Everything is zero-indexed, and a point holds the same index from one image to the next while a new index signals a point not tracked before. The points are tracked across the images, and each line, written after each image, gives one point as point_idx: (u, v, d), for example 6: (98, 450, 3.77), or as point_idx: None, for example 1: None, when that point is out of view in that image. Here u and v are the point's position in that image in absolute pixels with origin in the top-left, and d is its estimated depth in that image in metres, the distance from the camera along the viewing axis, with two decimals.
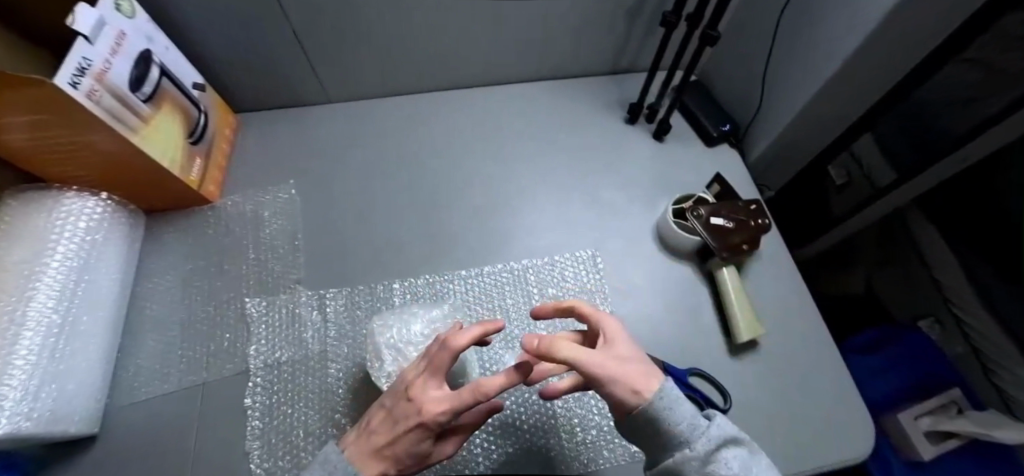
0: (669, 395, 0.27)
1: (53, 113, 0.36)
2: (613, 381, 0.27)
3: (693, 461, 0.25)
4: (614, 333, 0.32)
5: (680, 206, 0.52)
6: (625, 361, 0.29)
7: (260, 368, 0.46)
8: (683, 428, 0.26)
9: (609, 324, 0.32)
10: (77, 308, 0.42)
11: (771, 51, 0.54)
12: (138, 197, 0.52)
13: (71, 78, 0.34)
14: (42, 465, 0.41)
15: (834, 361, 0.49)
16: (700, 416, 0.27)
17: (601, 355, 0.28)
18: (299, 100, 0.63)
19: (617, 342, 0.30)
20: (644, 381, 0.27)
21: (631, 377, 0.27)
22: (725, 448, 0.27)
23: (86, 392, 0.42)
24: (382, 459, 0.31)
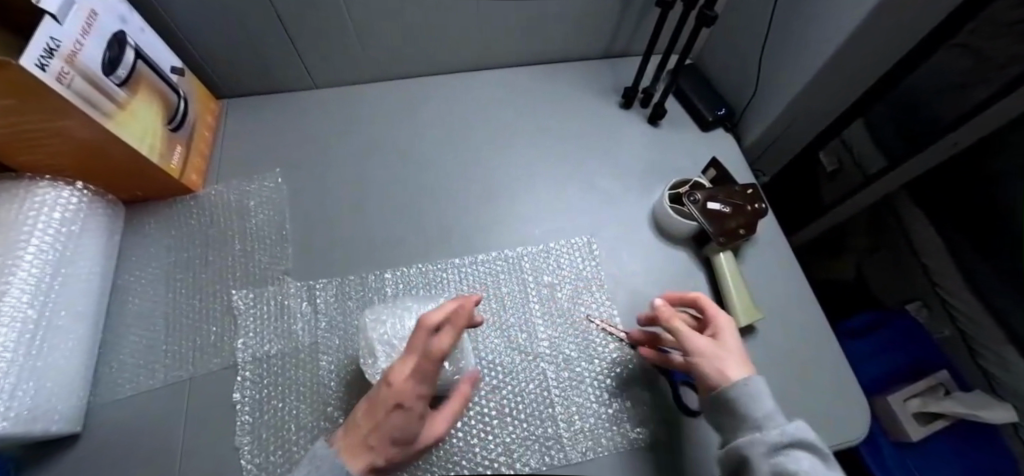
0: (755, 387, 0.31)
1: (20, 98, 0.33)
2: (705, 362, 0.34)
3: (760, 445, 0.28)
4: (726, 330, 0.36)
5: (676, 192, 0.51)
6: (729, 355, 0.34)
7: (248, 362, 0.44)
8: (759, 416, 0.30)
9: (724, 321, 0.37)
10: (53, 304, 0.40)
11: (765, 34, 0.53)
12: (116, 186, 0.49)
13: (38, 60, 0.32)
14: (21, 464, 0.40)
15: (828, 345, 0.49)
16: (775, 415, 0.30)
17: (706, 343, 0.35)
18: (283, 85, 0.61)
19: (724, 337, 0.36)
20: (736, 371, 0.33)
21: (724, 366, 0.33)
22: (798, 450, 0.28)
23: (65, 390, 0.40)
24: (365, 453, 0.31)
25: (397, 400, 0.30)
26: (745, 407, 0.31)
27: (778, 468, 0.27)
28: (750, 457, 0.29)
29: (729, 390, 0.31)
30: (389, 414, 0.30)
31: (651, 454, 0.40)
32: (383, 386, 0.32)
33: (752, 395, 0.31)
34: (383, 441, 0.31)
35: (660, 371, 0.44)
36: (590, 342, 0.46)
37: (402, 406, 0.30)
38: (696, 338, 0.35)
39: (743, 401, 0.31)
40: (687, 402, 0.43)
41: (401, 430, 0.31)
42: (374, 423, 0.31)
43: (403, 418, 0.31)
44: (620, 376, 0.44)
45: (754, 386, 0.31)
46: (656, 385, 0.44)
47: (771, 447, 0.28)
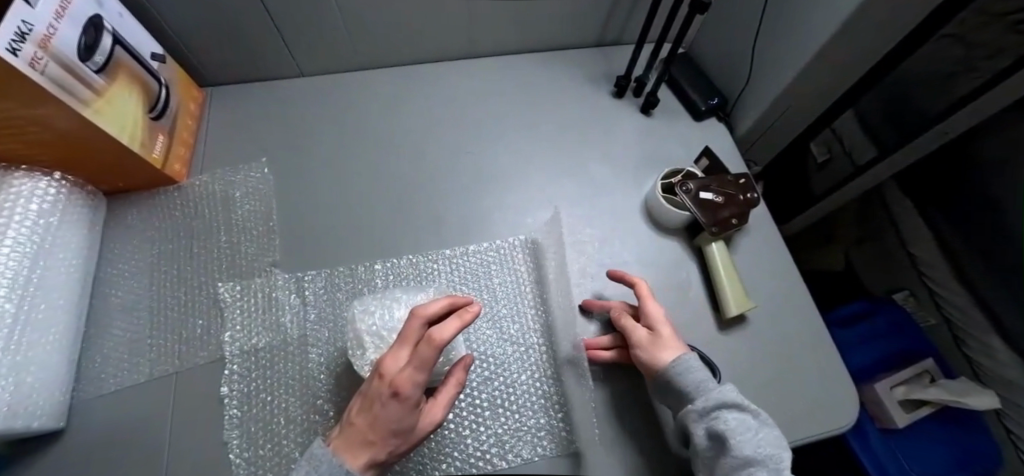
0: (687, 364, 0.36)
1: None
2: (642, 352, 0.38)
3: (694, 414, 0.34)
4: (658, 316, 0.40)
5: (669, 181, 0.51)
6: (664, 341, 0.38)
7: (236, 356, 0.44)
8: (693, 387, 0.35)
9: (654, 307, 0.40)
10: (32, 298, 0.39)
11: (757, 21, 0.53)
12: (97, 177, 0.48)
13: (9, 45, 0.31)
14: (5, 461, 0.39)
15: (818, 334, 0.49)
16: (708, 383, 0.35)
17: (642, 335, 0.39)
18: (268, 73, 0.59)
19: (658, 322, 0.39)
20: (669, 354, 0.37)
21: (660, 351, 0.37)
22: (727, 410, 0.33)
23: (47, 385, 0.39)
24: (365, 450, 0.30)
25: (394, 392, 0.30)
26: (683, 381, 0.35)
27: (710, 430, 0.33)
28: (688, 424, 0.34)
29: (667, 373, 0.36)
30: (387, 405, 0.30)
31: (643, 443, 0.40)
32: (377, 378, 0.31)
33: (687, 372, 0.35)
34: (381, 434, 0.30)
35: None
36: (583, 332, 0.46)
37: (398, 398, 0.30)
38: (634, 330, 0.39)
39: (679, 379, 0.35)
40: None
41: (398, 421, 0.30)
42: (371, 418, 0.30)
43: (401, 409, 0.30)
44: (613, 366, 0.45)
45: (687, 364, 0.36)
46: None
47: (703, 411, 0.34)
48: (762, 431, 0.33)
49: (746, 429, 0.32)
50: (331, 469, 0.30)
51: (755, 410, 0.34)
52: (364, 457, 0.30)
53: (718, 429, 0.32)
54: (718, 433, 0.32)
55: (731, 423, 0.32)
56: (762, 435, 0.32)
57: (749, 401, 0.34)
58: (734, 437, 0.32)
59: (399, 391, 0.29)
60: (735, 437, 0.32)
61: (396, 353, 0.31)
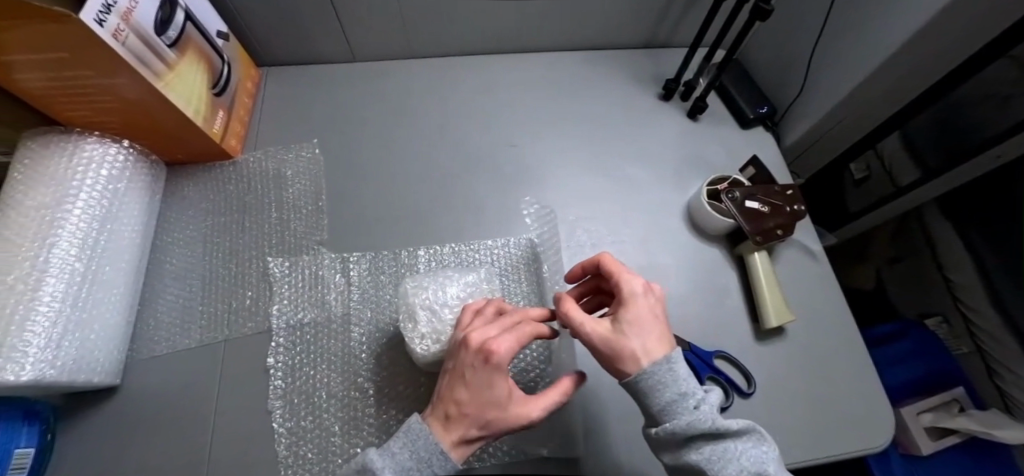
0: (657, 376, 0.28)
1: (77, 54, 0.34)
2: (601, 356, 0.30)
3: (657, 438, 0.29)
4: (627, 300, 0.31)
5: (714, 188, 0.51)
6: (629, 341, 0.29)
7: (282, 329, 0.45)
8: (660, 407, 0.28)
9: (626, 287, 0.32)
10: (99, 259, 0.42)
11: (817, 30, 0.52)
12: (162, 148, 0.50)
13: (95, 16, 0.32)
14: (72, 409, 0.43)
15: (856, 351, 0.49)
16: (680, 400, 0.28)
17: (599, 334, 0.30)
18: (320, 57, 0.60)
19: (627, 308, 0.31)
20: (638, 356, 0.29)
21: (622, 354, 0.29)
22: (699, 437, 0.28)
23: (108, 343, 0.41)
24: (458, 424, 0.29)
25: (485, 359, 0.29)
26: (648, 399, 0.29)
27: (685, 460, 0.28)
28: (655, 444, 0.30)
29: (632, 385, 0.29)
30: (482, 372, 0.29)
31: None
32: (464, 350, 0.31)
33: (657, 384, 0.28)
34: (478, 403, 0.29)
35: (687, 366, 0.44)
36: None
37: (495, 365, 0.29)
38: (587, 324, 0.30)
39: (647, 397, 0.29)
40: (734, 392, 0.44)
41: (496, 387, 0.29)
42: (465, 387, 0.30)
43: (497, 375, 0.29)
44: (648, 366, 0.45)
45: (653, 377, 0.28)
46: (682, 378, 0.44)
47: (674, 439, 0.28)
48: (740, 450, 0.28)
49: (724, 459, 0.27)
50: (427, 447, 0.29)
51: (733, 429, 0.28)
52: (461, 429, 0.29)
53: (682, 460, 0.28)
54: (692, 465, 0.28)
55: (702, 453, 0.27)
56: (743, 458, 0.27)
57: (728, 420, 0.28)
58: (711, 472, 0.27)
59: (491, 356, 0.29)
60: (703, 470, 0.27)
61: (482, 327, 0.32)
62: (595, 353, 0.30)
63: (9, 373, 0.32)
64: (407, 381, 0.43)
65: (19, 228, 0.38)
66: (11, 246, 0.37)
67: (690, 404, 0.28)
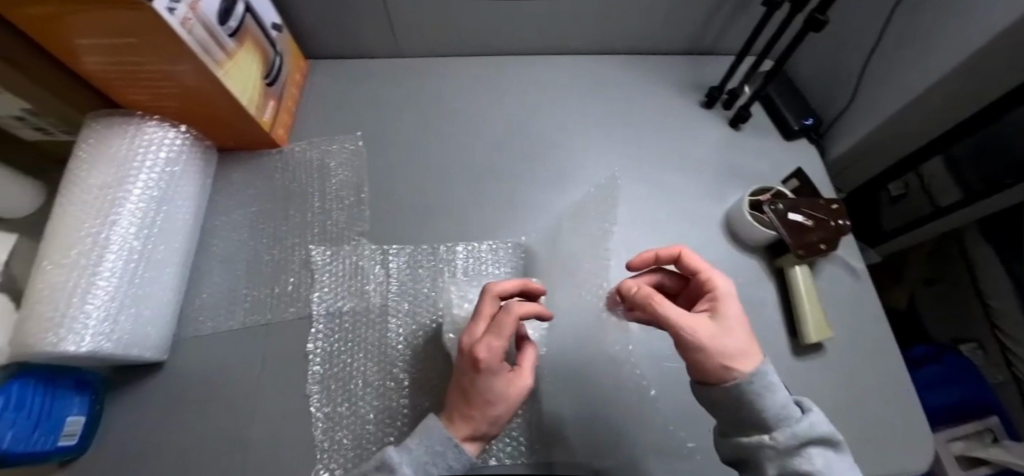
0: (767, 379, 0.28)
1: (148, 39, 0.35)
2: (702, 350, 0.28)
3: (768, 447, 0.28)
4: (725, 298, 0.32)
5: (756, 198, 0.50)
6: (728, 339, 0.29)
7: (322, 315, 0.46)
8: (774, 415, 0.28)
9: (723, 286, 0.33)
10: (155, 238, 0.43)
11: (871, 43, 0.51)
12: (213, 133, 0.52)
13: (168, 4, 0.33)
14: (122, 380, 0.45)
15: (897, 373, 0.48)
16: (789, 410, 0.28)
17: (704, 326, 0.29)
18: (366, 52, 0.61)
19: (723, 306, 0.31)
20: (742, 355, 0.28)
21: (727, 352, 0.28)
22: (808, 445, 0.28)
23: (159, 321, 0.43)
24: (468, 421, 0.32)
25: (476, 365, 0.30)
26: (760, 406, 0.28)
27: (790, 469, 0.27)
28: (759, 457, 0.28)
29: (747, 389, 0.28)
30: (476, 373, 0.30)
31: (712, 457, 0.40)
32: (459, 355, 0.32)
33: (765, 390, 0.28)
34: (480, 404, 0.31)
35: None
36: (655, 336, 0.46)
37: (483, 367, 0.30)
38: (685, 318, 0.30)
39: (760, 403, 0.28)
40: None
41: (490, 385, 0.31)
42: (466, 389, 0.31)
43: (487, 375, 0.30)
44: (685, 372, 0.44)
45: (769, 379, 0.28)
46: None
47: (784, 447, 0.27)
48: (837, 464, 0.28)
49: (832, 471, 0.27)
50: (444, 443, 0.31)
51: (833, 441, 0.28)
52: (472, 423, 0.32)
53: (802, 471, 0.26)
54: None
55: (816, 463, 0.27)
56: (843, 472, 0.28)
57: (831, 431, 0.29)
58: None
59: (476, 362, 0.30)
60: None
61: (472, 328, 0.33)
62: (697, 347, 0.29)
63: (70, 344, 0.35)
64: (442, 374, 0.44)
65: (84, 205, 0.40)
66: (76, 222, 0.39)
67: (798, 413, 0.28)
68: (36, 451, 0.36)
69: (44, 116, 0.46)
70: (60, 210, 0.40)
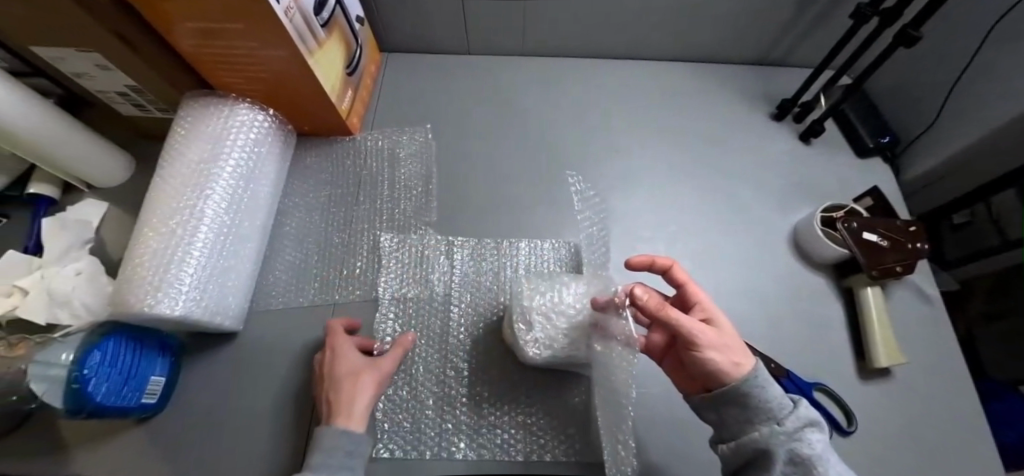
0: (763, 374, 0.29)
1: (252, 24, 0.37)
2: (716, 351, 0.29)
3: (778, 436, 0.27)
4: (714, 310, 0.34)
5: (829, 215, 0.50)
6: (734, 343, 0.31)
7: (388, 299, 0.48)
8: (773, 404, 0.28)
9: (707, 300, 0.35)
10: (241, 214, 0.45)
11: (964, 62, 0.50)
12: (295, 117, 0.54)
13: None
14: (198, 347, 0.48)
15: (972, 407, 0.45)
16: (787, 400, 0.29)
17: (710, 329, 0.30)
18: (441, 48, 0.65)
19: (716, 317, 0.33)
20: (748, 357, 0.30)
21: (737, 354, 0.30)
22: (807, 432, 0.27)
23: (239, 292, 0.45)
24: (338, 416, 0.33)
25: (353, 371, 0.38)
26: (759, 396, 0.28)
27: (794, 455, 0.26)
28: (768, 450, 0.27)
29: (751, 384, 0.28)
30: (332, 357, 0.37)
31: None
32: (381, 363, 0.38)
33: (767, 379, 0.28)
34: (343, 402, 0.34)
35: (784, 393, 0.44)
36: None
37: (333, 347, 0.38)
38: (701, 326, 0.30)
39: (758, 393, 0.28)
40: (841, 422, 0.43)
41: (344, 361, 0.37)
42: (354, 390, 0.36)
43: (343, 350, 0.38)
44: None
45: (763, 372, 0.29)
46: None
47: (788, 432, 0.27)
48: (835, 455, 0.28)
49: (834, 457, 0.27)
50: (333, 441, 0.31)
51: (826, 430, 0.29)
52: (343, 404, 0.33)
53: (806, 456, 0.26)
54: (804, 459, 0.26)
55: (815, 448, 0.26)
56: (841, 463, 0.27)
57: (823, 420, 0.29)
58: (826, 467, 0.26)
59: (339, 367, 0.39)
60: (824, 465, 0.26)
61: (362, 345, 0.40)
62: (712, 346, 0.29)
63: (167, 306, 0.37)
64: (500, 366, 0.45)
65: (182, 178, 0.42)
66: (172, 194, 0.42)
67: (793, 403, 0.29)
68: (123, 406, 0.38)
69: (145, 94, 0.50)
70: (159, 180, 0.43)
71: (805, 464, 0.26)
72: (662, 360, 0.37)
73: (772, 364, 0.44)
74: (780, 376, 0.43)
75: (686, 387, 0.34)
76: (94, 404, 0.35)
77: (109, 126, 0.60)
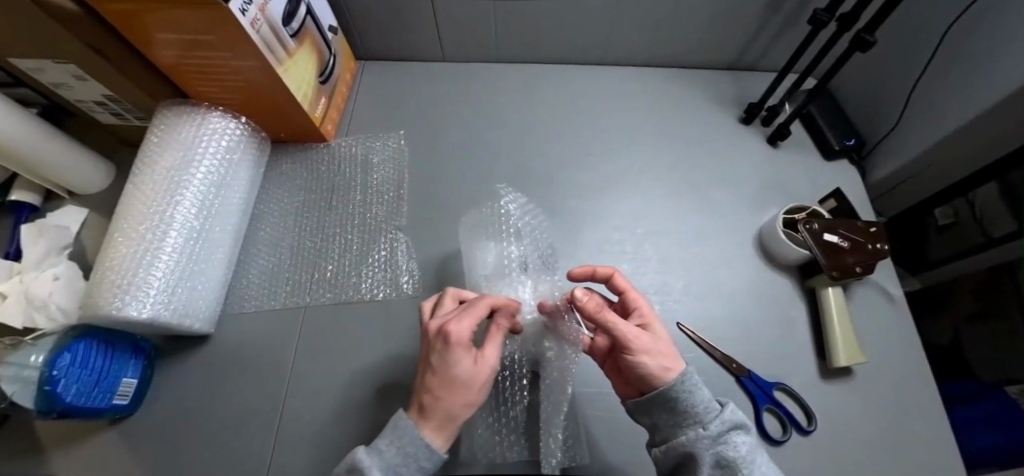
0: (692, 380, 0.30)
1: (219, 35, 0.39)
2: (649, 356, 0.30)
3: (704, 439, 0.28)
4: (651, 315, 0.35)
5: (791, 217, 0.51)
6: (668, 348, 0.32)
7: (358, 301, 0.49)
8: (699, 408, 0.29)
9: (647, 305, 0.36)
10: (212, 219, 0.46)
11: (923, 66, 0.51)
12: (269, 125, 0.56)
13: (241, 5, 0.36)
14: (172, 351, 0.49)
15: (934, 406, 0.46)
16: (716, 405, 0.30)
17: (645, 334, 0.31)
18: (417, 55, 0.67)
19: (653, 323, 0.34)
20: (679, 362, 0.31)
21: (669, 359, 0.31)
22: (734, 435, 0.29)
23: (210, 296, 0.46)
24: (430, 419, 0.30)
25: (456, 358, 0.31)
26: (688, 401, 0.29)
27: (719, 459, 0.28)
28: (694, 454, 0.28)
29: (680, 388, 0.29)
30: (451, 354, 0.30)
31: None
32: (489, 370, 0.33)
33: (693, 383, 0.30)
34: (439, 402, 0.30)
35: (745, 392, 0.45)
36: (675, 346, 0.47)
37: (450, 344, 0.30)
38: (636, 331, 0.31)
39: (686, 398, 0.29)
40: (802, 422, 0.44)
41: (459, 370, 0.30)
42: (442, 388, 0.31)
43: (459, 358, 0.30)
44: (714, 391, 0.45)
45: (693, 378, 0.30)
46: (741, 405, 0.44)
47: (714, 436, 0.29)
48: (760, 455, 0.30)
49: (757, 459, 0.28)
50: (413, 442, 0.30)
51: (753, 433, 0.30)
52: (439, 415, 0.30)
53: (729, 458, 0.27)
54: (728, 462, 0.28)
55: (740, 450, 0.28)
56: (765, 463, 0.29)
57: (750, 423, 0.31)
58: (748, 468, 0.27)
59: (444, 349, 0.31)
60: (747, 466, 0.27)
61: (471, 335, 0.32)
62: (644, 351, 0.30)
63: (134, 309, 0.38)
64: None
65: (152, 184, 0.44)
66: (143, 200, 0.43)
67: (721, 408, 0.30)
68: (95, 407, 0.40)
69: (122, 103, 0.51)
70: (132, 188, 0.44)
71: (728, 466, 0.28)
72: (603, 363, 0.38)
73: (733, 364, 0.45)
74: (740, 375, 0.45)
75: (625, 391, 0.35)
76: (64, 404, 0.36)
77: (92, 134, 0.62)
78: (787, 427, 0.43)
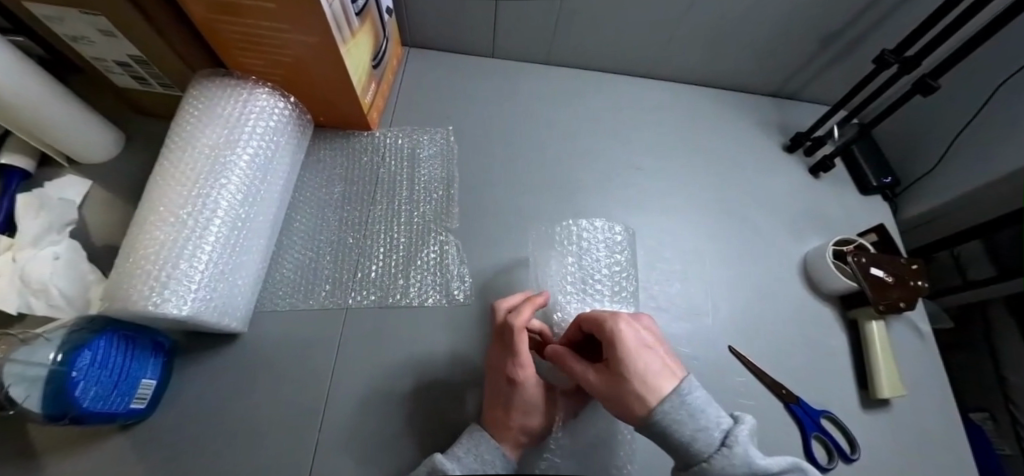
0: (668, 419, 0.28)
1: (288, 6, 0.35)
2: (609, 403, 0.31)
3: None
4: (611, 347, 0.32)
5: (840, 248, 0.52)
6: (624, 388, 0.30)
7: (406, 304, 0.47)
8: (690, 447, 0.28)
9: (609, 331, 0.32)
10: (254, 207, 0.42)
11: (970, 114, 0.53)
12: (314, 107, 0.52)
13: None
14: (193, 347, 0.44)
15: (960, 441, 0.48)
16: (715, 441, 0.28)
17: (597, 382, 0.32)
18: (467, 48, 0.64)
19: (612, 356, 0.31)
20: (640, 403, 0.29)
21: (628, 402, 0.30)
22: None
23: (246, 293, 0.42)
24: (511, 433, 0.36)
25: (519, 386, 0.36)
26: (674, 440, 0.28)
27: None
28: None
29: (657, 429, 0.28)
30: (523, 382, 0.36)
31: None
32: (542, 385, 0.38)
33: (676, 421, 0.28)
34: (517, 419, 0.36)
35: (795, 420, 0.46)
36: (727, 369, 0.48)
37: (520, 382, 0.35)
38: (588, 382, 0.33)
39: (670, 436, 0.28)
40: (847, 450, 0.45)
41: (526, 399, 0.36)
42: (513, 408, 0.36)
43: (530, 387, 0.36)
44: (764, 416, 0.45)
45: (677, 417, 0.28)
46: (791, 432, 0.45)
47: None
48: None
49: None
50: (490, 450, 0.34)
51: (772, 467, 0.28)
52: (508, 435, 0.36)
53: None
54: None
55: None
56: None
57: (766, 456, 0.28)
58: None
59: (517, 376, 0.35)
60: None
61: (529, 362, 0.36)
62: (604, 401, 0.32)
63: (174, 306, 0.33)
64: None
65: (192, 163, 0.39)
66: (181, 180, 0.38)
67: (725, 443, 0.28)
68: (111, 412, 0.34)
69: (150, 67, 0.45)
70: (166, 165, 0.39)
71: None
72: None
73: (783, 390, 0.46)
74: (789, 401, 0.46)
75: None
76: (79, 410, 0.31)
77: (100, 97, 0.55)
78: (833, 455, 0.44)
